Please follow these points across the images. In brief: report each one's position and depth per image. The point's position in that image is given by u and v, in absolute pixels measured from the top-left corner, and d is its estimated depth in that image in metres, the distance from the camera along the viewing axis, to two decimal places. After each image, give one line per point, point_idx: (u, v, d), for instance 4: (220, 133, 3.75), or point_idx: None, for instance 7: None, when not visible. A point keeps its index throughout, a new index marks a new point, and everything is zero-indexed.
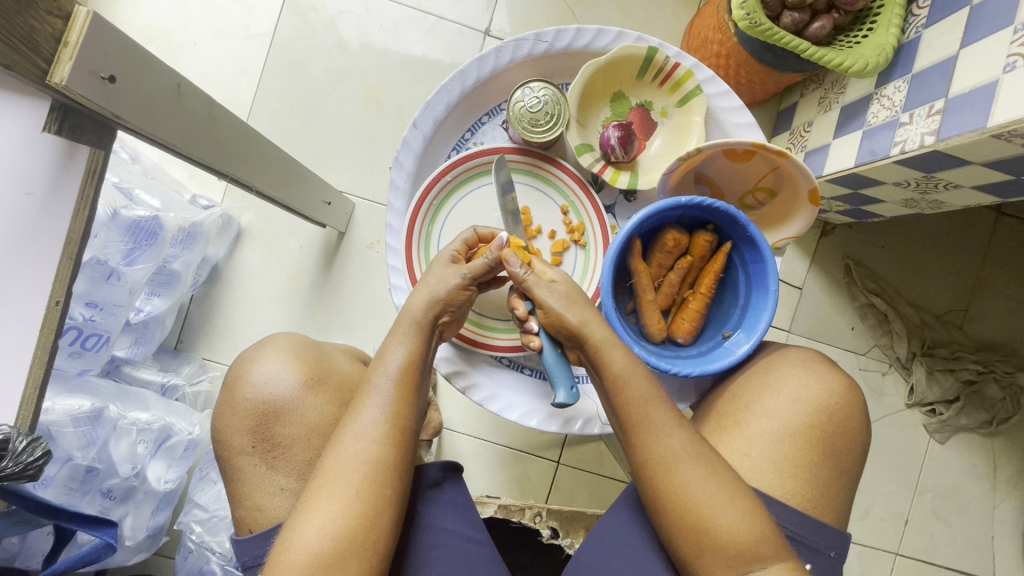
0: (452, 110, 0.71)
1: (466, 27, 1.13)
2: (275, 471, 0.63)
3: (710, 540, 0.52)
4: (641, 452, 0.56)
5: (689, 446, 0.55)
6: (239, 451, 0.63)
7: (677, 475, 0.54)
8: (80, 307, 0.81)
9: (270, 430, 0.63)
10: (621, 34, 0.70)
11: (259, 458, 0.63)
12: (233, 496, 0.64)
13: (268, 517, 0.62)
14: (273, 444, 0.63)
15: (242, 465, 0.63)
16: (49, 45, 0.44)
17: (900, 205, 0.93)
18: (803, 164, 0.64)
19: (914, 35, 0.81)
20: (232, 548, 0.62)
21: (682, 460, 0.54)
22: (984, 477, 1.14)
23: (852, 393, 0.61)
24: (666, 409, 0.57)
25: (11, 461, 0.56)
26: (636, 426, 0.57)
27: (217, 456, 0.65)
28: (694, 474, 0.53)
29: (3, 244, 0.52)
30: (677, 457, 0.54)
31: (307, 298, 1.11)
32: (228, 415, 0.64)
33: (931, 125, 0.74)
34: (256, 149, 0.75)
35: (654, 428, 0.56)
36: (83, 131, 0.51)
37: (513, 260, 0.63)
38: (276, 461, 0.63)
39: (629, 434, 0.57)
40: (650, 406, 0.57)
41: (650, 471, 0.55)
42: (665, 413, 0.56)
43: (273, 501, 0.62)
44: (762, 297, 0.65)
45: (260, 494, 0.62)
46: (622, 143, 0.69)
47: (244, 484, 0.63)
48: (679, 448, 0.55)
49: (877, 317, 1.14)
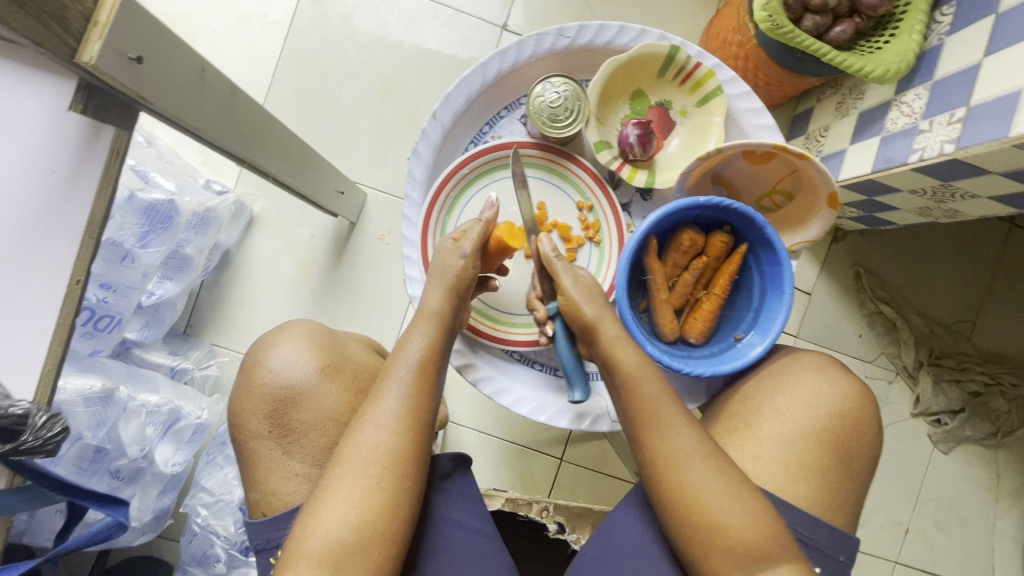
0: (472, 102, 0.71)
1: (483, 21, 1.13)
2: (291, 456, 0.63)
3: (727, 548, 0.52)
4: (649, 447, 0.56)
5: (699, 445, 0.55)
6: (255, 435, 0.64)
7: (684, 473, 0.54)
8: (93, 288, 0.81)
9: (287, 416, 0.64)
10: (643, 31, 0.70)
11: (275, 443, 0.63)
12: (248, 479, 0.64)
13: (282, 501, 0.62)
14: (289, 430, 0.63)
15: (257, 449, 0.64)
16: (80, 24, 0.44)
17: (916, 213, 0.92)
18: (825, 168, 0.63)
19: (936, 42, 0.80)
20: (245, 531, 0.62)
21: (691, 459, 0.54)
22: (987, 488, 1.14)
23: (863, 399, 0.61)
24: (679, 407, 0.57)
25: (31, 436, 0.56)
26: (653, 428, 0.56)
27: (233, 439, 0.65)
28: (708, 474, 0.53)
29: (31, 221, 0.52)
30: (687, 454, 0.54)
31: (316, 287, 1.11)
32: (245, 398, 0.65)
33: (951, 133, 0.74)
34: (273, 134, 0.75)
35: (668, 428, 0.56)
36: (107, 112, 0.52)
37: (546, 242, 0.64)
38: (291, 447, 0.63)
39: (645, 435, 0.57)
40: (660, 401, 0.57)
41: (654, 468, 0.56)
42: (676, 410, 0.57)
43: (287, 486, 0.62)
44: (776, 299, 0.65)
45: (275, 478, 0.63)
46: (641, 141, 0.69)
47: (259, 468, 0.63)
48: (688, 445, 0.55)
49: (885, 325, 1.14)
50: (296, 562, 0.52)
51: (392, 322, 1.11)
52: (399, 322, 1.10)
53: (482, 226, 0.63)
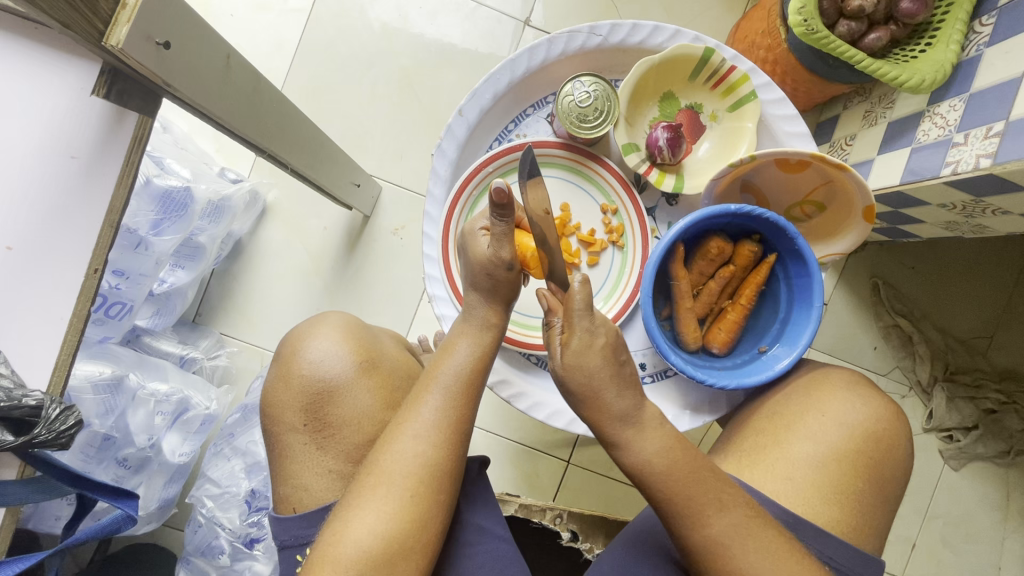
0: (498, 99, 0.69)
1: (506, 15, 1.11)
2: (324, 452, 0.62)
3: None
4: (687, 532, 0.51)
5: (750, 524, 0.51)
6: (289, 428, 0.63)
7: (738, 557, 0.50)
8: (106, 275, 0.80)
9: (323, 410, 0.62)
10: (678, 33, 0.68)
11: (310, 438, 0.62)
12: (278, 474, 0.64)
13: (313, 498, 0.61)
14: (325, 424, 0.62)
15: (291, 443, 0.63)
16: (108, 6, 0.42)
17: (942, 227, 0.90)
18: (862, 179, 0.62)
19: (974, 53, 0.78)
20: (272, 526, 0.61)
21: (741, 542, 0.50)
22: (997, 508, 1.13)
23: (894, 421, 0.60)
24: (713, 484, 0.51)
25: (45, 429, 0.55)
26: (684, 507, 0.51)
27: (266, 431, 0.65)
28: (764, 552, 0.50)
29: (61, 206, 0.52)
30: (734, 537, 0.50)
31: (327, 280, 1.10)
32: (281, 390, 0.63)
33: (988, 147, 0.72)
34: (291, 124, 0.74)
35: (702, 512, 0.50)
36: (130, 97, 0.51)
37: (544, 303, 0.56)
38: (326, 442, 0.62)
39: (676, 519, 0.51)
40: (692, 485, 0.51)
41: (704, 555, 0.51)
42: (713, 490, 0.51)
43: (319, 482, 0.62)
44: (804, 312, 0.64)
45: (307, 474, 0.62)
46: (670, 145, 0.67)
47: (291, 462, 0.63)
48: (733, 527, 0.50)
49: (902, 338, 1.12)
50: (321, 566, 0.51)
51: (403, 319, 1.09)
52: (411, 317, 1.09)
53: (501, 233, 0.55)
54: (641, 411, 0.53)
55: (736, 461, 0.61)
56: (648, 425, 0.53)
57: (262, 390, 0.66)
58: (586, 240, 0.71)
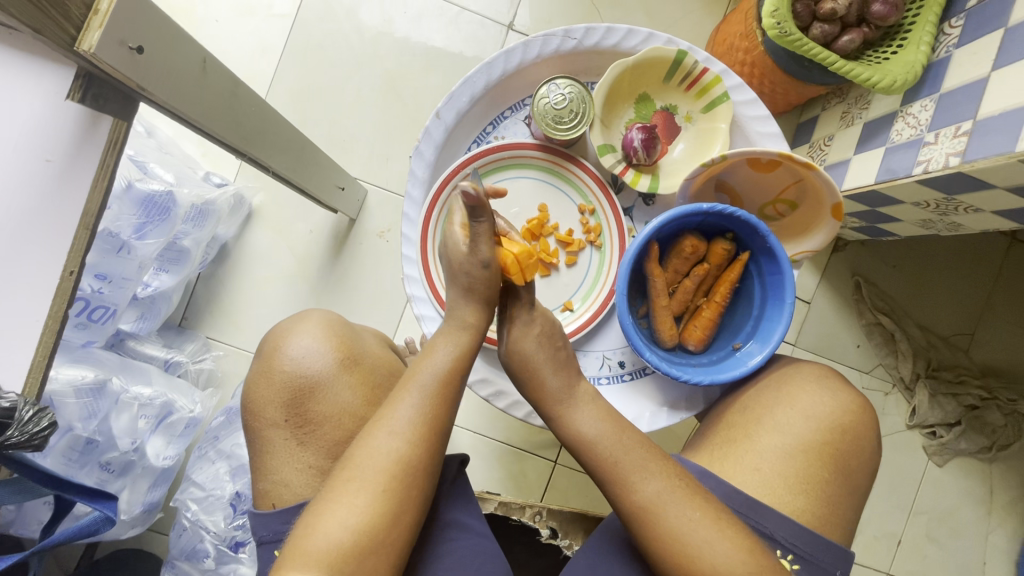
0: (475, 102, 0.70)
1: (489, 19, 1.12)
2: (305, 448, 0.63)
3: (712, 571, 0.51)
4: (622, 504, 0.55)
5: (711, 522, 0.52)
6: (271, 424, 0.63)
7: (667, 521, 0.52)
8: (88, 278, 0.79)
9: (304, 407, 0.63)
10: (652, 36, 0.69)
11: (291, 433, 0.63)
12: (257, 470, 0.64)
13: (292, 493, 0.62)
14: (306, 420, 0.63)
15: (272, 439, 0.63)
16: (80, 11, 0.43)
17: (917, 225, 0.91)
18: (830, 179, 0.63)
19: (944, 54, 0.80)
20: (252, 521, 0.62)
21: (664, 505, 0.53)
22: (981, 502, 1.14)
23: (863, 414, 0.61)
24: (636, 451, 0.56)
25: (16, 431, 0.56)
26: (613, 477, 0.56)
27: (248, 427, 0.65)
28: (688, 518, 0.52)
29: (30, 212, 0.53)
30: (658, 501, 0.53)
31: (314, 283, 1.10)
32: (263, 385, 0.64)
33: (957, 146, 0.73)
34: (272, 129, 0.75)
35: (626, 477, 0.55)
36: (106, 101, 0.52)
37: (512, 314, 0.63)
38: (307, 438, 0.63)
39: (609, 489, 0.56)
40: (618, 453, 0.56)
41: (641, 526, 0.53)
42: (638, 456, 0.56)
43: (298, 477, 0.62)
44: (777, 309, 0.65)
45: (286, 469, 0.62)
46: (645, 146, 0.68)
47: (271, 457, 0.63)
48: (657, 492, 0.53)
49: (883, 336, 1.13)
50: (292, 558, 0.51)
51: (391, 319, 1.10)
52: (397, 319, 1.10)
53: (478, 232, 0.59)
54: (573, 390, 0.61)
55: (708, 452, 0.62)
56: (581, 412, 0.60)
57: (244, 386, 0.66)
58: (564, 237, 0.72)
